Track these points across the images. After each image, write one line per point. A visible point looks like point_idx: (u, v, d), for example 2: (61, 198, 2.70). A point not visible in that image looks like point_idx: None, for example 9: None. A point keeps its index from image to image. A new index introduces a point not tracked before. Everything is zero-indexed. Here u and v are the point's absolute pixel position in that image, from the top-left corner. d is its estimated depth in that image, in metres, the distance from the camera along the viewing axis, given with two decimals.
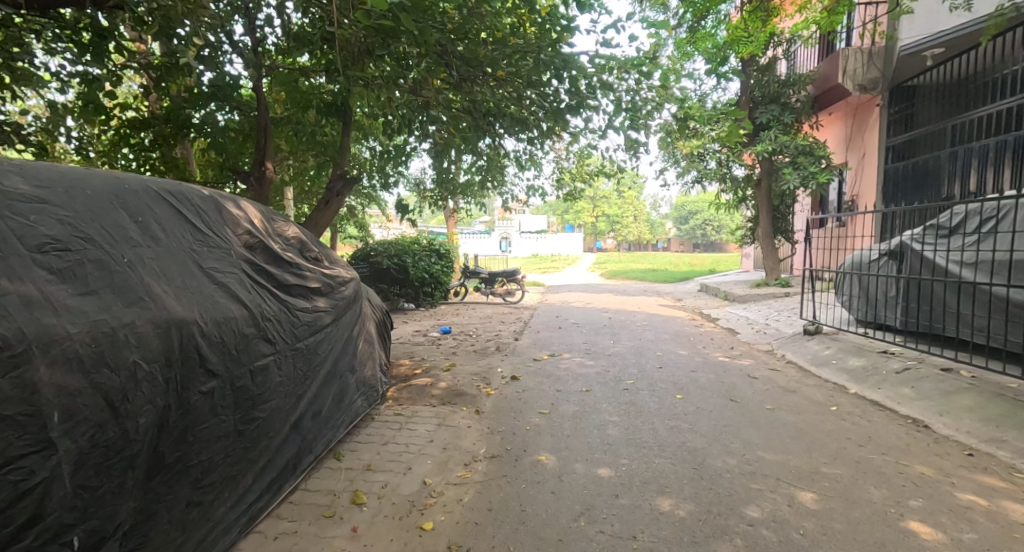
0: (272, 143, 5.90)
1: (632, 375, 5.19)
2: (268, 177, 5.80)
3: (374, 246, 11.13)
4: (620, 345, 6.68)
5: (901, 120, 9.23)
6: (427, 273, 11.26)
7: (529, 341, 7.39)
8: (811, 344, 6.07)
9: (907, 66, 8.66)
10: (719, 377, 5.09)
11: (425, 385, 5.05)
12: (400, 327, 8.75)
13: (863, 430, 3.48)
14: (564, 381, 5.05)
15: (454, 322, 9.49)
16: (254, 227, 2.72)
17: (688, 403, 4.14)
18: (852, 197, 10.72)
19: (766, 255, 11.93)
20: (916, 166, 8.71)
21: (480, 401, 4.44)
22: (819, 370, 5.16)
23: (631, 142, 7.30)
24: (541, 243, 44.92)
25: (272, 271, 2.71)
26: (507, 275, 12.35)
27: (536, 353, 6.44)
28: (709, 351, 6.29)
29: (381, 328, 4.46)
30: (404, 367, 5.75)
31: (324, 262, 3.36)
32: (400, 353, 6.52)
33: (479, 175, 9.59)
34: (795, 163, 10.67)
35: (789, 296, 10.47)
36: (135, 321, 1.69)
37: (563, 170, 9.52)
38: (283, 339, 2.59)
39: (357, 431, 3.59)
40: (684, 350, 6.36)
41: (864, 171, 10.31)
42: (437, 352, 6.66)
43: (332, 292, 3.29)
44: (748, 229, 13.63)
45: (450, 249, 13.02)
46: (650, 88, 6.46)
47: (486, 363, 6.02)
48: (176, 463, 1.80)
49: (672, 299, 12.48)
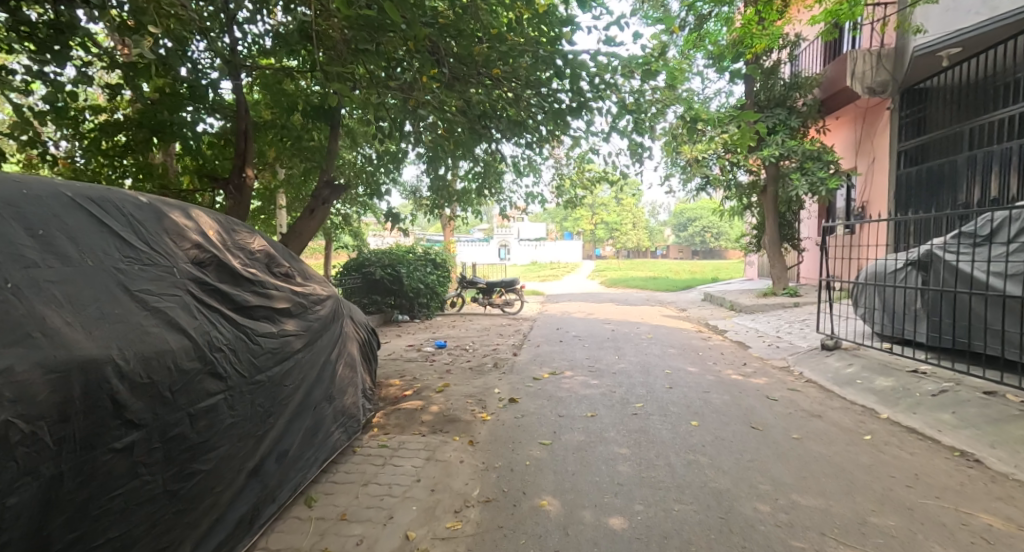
0: (253, 149, 5.51)
1: (640, 396, 4.79)
2: (248, 185, 5.40)
3: (367, 255, 10.74)
4: (626, 362, 6.28)
5: (913, 124, 8.90)
6: (422, 283, 10.86)
7: (528, 356, 6.98)
8: (830, 360, 5.67)
9: (919, 69, 8.35)
10: (735, 399, 4.68)
11: (414, 409, 4.64)
12: (393, 342, 8.32)
13: (906, 466, 3.09)
14: (566, 404, 4.65)
15: (449, 336, 9.08)
16: (209, 241, 2.33)
17: (705, 432, 3.73)
18: (862, 204, 10.38)
19: (773, 264, 11.55)
20: (930, 171, 8.37)
21: (474, 429, 4.03)
22: (843, 391, 4.76)
23: (635, 147, 6.95)
24: (540, 250, 44.60)
25: (228, 291, 2.31)
26: (505, 285, 11.96)
27: (536, 371, 6.02)
28: (721, 369, 5.88)
29: (365, 349, 4.05)
30: (393, 389, 5.34)
31: (296, 278, 2.97)
32: (391, 372, 6.11)
33: (476, 182, 9.25)
34: (803, 168, 10.32)
35: (799, 306, 10.07)
36: (13, 366, 1.31)
37: (563, 176, 9.19)
38: (239, 373, 2.19)
39: (334, 468, 3.18)
40: (694, 367, 5.95)
41: (875, 177, 9.96)
42: (430, 370, 6.23)
43: (305, 312, 2.89)
44: (752, 237, 13.27)
45: (446, 258, 12.64)
46: (655, 90, 6.14)
47: (482, 382, 5.61)
48: (71, 547, 1.42)
49: (676, 310, 12.08)
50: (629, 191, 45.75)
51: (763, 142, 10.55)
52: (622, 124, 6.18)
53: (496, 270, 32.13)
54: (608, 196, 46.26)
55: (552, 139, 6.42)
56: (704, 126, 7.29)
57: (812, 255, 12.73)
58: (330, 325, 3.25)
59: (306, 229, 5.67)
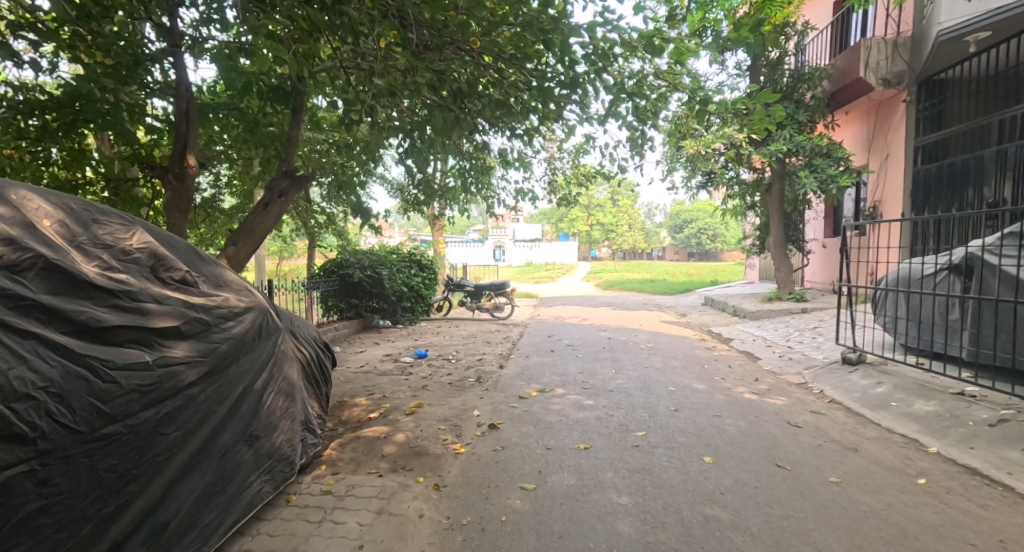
0: (197, 133, 4.75)
1: (641, 421, 4.13)
2: (191, 174, 4.67)
3: (346, 255, 10.03)
4: (623, 378, 5.60)
5: (930, 117, 8.27)
6: (405, 286, 10.19)
7: (515, 369, 6.30)
8: (854, 377, 5.00)
9: (938, 58, 7.78)
10: (752, 426, 4.01)
11: (376, 438, 3.92)
12: (369, 351, 7.64)
13: (983, 527, 2.42)
14: (556, 431, 3.98)
15: (432, 343, 8.39)
16: (35, 236, 1.69)
17: (722, 474, 3.06)
18: (874, 204, 9.76)
19: (777, 266, 10.93)
20: (952, 168, 7.75)
21: (443, 469, 3.33)
22: (876, 416, 4.09)
23: (634, 138, 6.33)
24: (535, 251, 43.96)
25: (64, 306, 1.63)
26: (495, 288, 11.28)
27: (523, 388, 5.33)
28: (731, 386, 5.21)
29: (312, 371, 3.37)
30: (357, 411, 4.65)
31: (200, 283, 2.29)
32: (359, 388, 5.42)
33: (462, 178, 8.59)
34: (811, 165, 9.74)
35: (808, 312, 9.42)
36: None
37: (556, 172, 8.55)
38: (63, 430, 1.51)
39: (253, 530, 2.49)
40: (701, 384, 5.28)
41: (889, 177, 9.35)
42: (404, 386, 5.53)
43: (209, 332, 2.19)
44: (754, 239, 12.67)
45: (433, 259, 11.96)
46: (657, 72, 5.48)
47: (461, 402, 4.94)
48: None
49: (675, 315, 11.42)
50: (625, 191, 45.32)
51: (769, 136, 9.96)
52: (621, 111, 5.53)
53: (490, 271, 31.51)
54: (603, 197, 45.77)
55: (542, 125, 5.75)
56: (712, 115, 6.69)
57: (818, 258, 12.11)
58: (252, 346, 2.57)
59: (259, 228, 4.94)
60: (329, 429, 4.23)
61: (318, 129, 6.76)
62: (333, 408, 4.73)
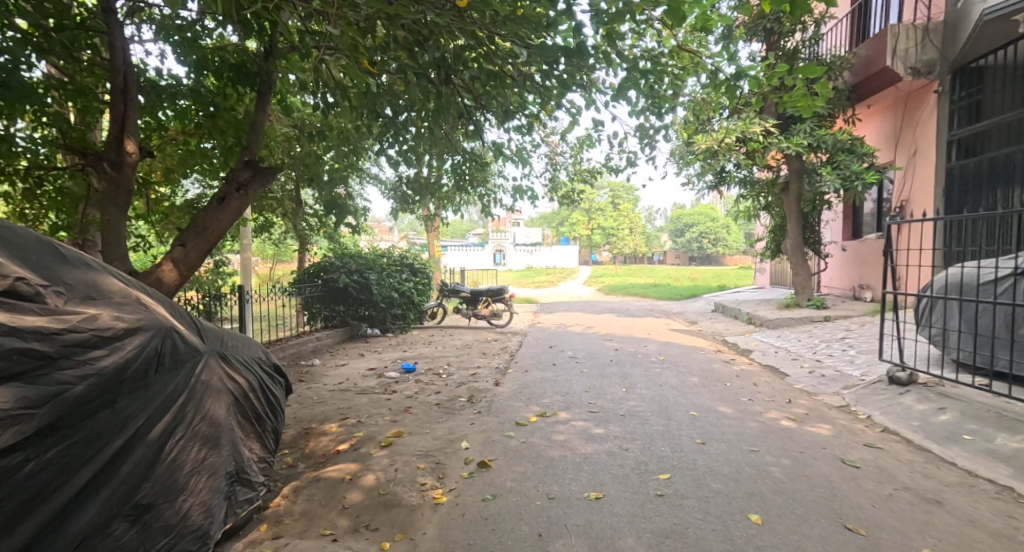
0: (137, 114, 4.02)
1: (663, 459, 3.43)
2: (128, 161, 3.93)
3: (331, 258, 9.35)
4: (636, 400, 4.88)
5: (968, 108, 7.54)
6: (395, 291, 9.51)
7: (512, 387, 5.59)
8: (906, 400, 4.30)
9: (977, 43, 7.09)
10: (799, 464, 3.31)
11: (340, 481, 3.22)
12: (353, 364, 6.95)
13: None
14: (560, 473, 3.28)
15: (422, 355, 7.70)
16: None
17: (779, 543, 2.35)
18: (900, 204, 9.06)
19: (794, 271, 10.25)
20: (992, 163, 7.03)
21: (417, 530, 2.61)
22: (947, 452, 3.38)
23: (644, 125, 5.67)
24: (534, 255, 43.23)
25: None
26: (492, 293, 10.58)
27: (521, 413, 4.62)
28: (762, 411, 4.51)
29: (258, 401, 2.68)
30: (325, 442, 3.95)
31: (51, 296, 1.67)
32: (333, 411, 4.72)
33: (456, 176, 7.92)
34: (833, 161, 9.10)
35: (830, 320, 8.73)
36: None
37: (558, 168, 7.88)
38: None
39: None
40: (727, 408, 4.57)
41: (919, 174, 8.59)
42: (385, 409, 4.83)
43: (54, 369, 1.56)
44: (767, 242, 12.00)
45: (427, 263, 11.27)
46: (673, 50, 4.79)
47: (449, 429, 4.25)
48: None
49: (685, 322, 10.73)
50: (626, 194, 44.88)
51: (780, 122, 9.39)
52: (631, 96, 4.86)
53: (488, 276, 30.83)
54: (604, 200, 45.21)
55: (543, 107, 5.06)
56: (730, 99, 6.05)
57: (837, 262, 11.41)
58: (137, 389, 1.86)
59: (214, 227, 4.20)
60: (287, 466, 3.51)
61: (294, 117, 6.08)
62: (298, 439, 4.02)
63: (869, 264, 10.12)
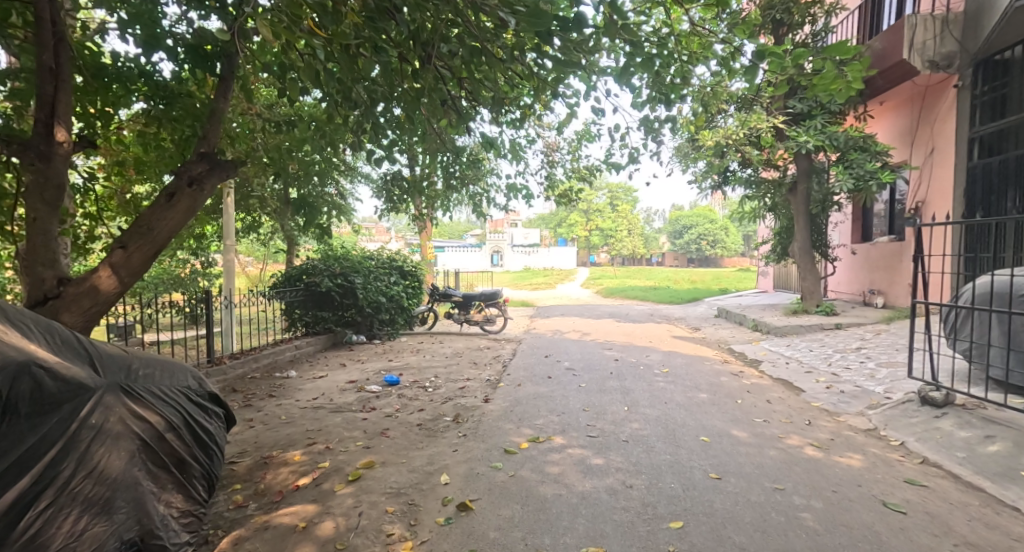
0: (71, 97, 3.49)
1: (674, 501, 2.93)
2: (59, 150, 3.41)
3: (314, 261, 8.83)
4: (639, 422, 4.39)
5: (992, 102, 7.05)
6: (383, 296, 9.02)
7: (503, 405, 5.09)
8: (944, 426, 3.81)
9: (1004, 33, 6.63)
10: (834, 507, 2.81)
11: (291, 530, 2.70)
12: (332, 376, 6.44)
13: None
14: (552, 519, 2.77)
15: (408, 365, 7.20)
16: None
17: None
18: (915, 205, 8.59)
19: (802, 275, 9.78)
20: (1016, 162, 6.55)
21: None
22: (1005, 494, 2.89)
23: (648, 118, 5.30)
24: (533, 257, 42.79)
25: None
26: (485, 298, 10.08)
27: (510, 438, 4.12)
28: (781, 436, 4.01)
29: (187, 436, 2.25)
30: (285, 475, 3.43)
31: None
32: (300, 435, 4.21)
33: (445, 174, 7.43)
34: (845, 160, 8.64)
35: (841, 328, 8.26)
36: None
37: (554, 166, 7.41)
38: None
39: None
40: (741, 433, 4.07)
41: (935, 174, 8.13)
42: (359, 432, 4.32)
43: None
44: (772, 245, 11.53)
45: (418, 265, 10.79)
46: (681, 33, 4.31)
47: (428, 458, 3.74)
48: None
49: (687, 329, 10.24)
50: (625, 195, 44.63)
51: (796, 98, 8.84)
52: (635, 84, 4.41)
53: (484, 278, 30.43)
54: (603, 202, 44.89)
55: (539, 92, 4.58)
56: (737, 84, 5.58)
57: (845, 265, 10.95)
58: None
59: (160, 226, 3.70)
60: (234, 508, 3.00)
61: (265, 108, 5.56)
62: (254, 470, 3.51)
63: (880, 268, 9.66)
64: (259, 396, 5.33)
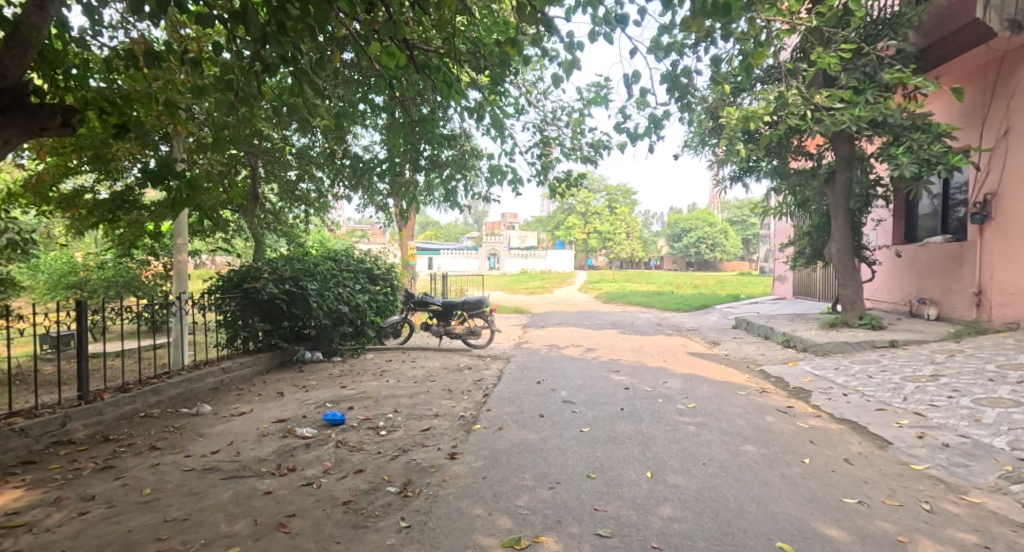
0: None
1: None
2: None
3: (257, 262, 7.21)
4: (672, 506, 2.90)
5: None
6: (345, 305, 7.58)
7: (474, 465, 3.61)
8: None
9: None
10: None
11: None
12: (261, 411, 4.92)
13: None
14: None
15: (365, 393, 5.70)
16: None
17: None
18: (986, 197, 7.14)
19: (842, 280, 8.33)
20: None
21: None
22: None
23: (677, 58, 3.87)
24: (528, 259, 41.34)
25: None
26: (469, 306, 8.64)
27: (475, 538, 2.64)
28: (903, 542, 2.52)
29: None
30: None
31: None
32: (149, 529, 2.68)
33: (411, 153, 5.98)
34: (902, 142, 7.17)
35: (897, 346, 6.82)
36: None
37: (548, 142, 5.98)
38: None
39: None
40: (838, 534, 2.58)
41: (1012, 158, 6.73)
42: (245, 523, 2.79)
43: None
44: (798, 247, 10.10)
45: (392, 267, 9.36)
46: None
47: None
48: None
49: (705, 343, 8.77)
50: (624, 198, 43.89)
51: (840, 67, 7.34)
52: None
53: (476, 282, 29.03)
54: (601, 203, 43.76)
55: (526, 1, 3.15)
56: (790, 16, 4.15)
57: (884, 270, 9.53)
58: None
59: None
60: None
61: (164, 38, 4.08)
62: None
63: (931, 273, 8.25)
64: (135, 450, 3.79)
